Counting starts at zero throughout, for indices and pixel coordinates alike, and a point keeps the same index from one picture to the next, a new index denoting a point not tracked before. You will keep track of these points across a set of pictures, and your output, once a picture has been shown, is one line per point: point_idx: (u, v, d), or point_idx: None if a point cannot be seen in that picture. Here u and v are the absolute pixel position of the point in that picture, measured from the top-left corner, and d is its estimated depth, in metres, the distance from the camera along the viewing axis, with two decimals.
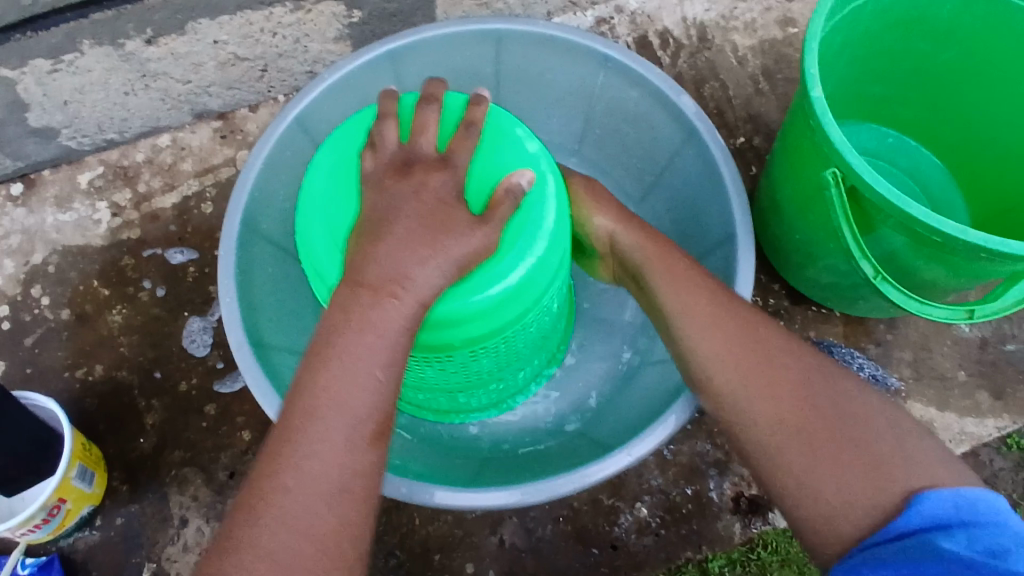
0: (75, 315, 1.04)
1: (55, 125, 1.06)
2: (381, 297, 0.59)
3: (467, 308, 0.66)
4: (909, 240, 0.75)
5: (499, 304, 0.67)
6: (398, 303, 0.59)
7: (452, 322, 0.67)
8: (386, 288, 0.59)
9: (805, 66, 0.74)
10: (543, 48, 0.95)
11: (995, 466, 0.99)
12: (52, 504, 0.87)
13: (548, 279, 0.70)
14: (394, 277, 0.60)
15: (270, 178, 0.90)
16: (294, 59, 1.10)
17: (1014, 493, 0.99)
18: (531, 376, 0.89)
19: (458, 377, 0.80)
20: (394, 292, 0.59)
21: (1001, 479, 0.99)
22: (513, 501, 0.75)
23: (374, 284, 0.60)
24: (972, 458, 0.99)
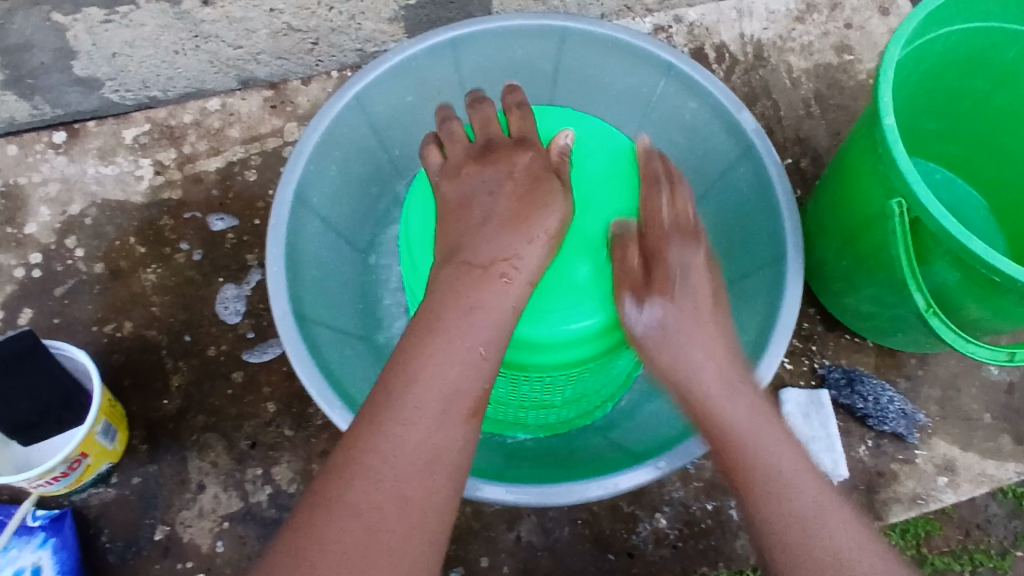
0: (109, 269, 1.03)
1: (101, 76, 1.06)
2: (493, 275, 0.63)
3: (546, 335, 0.69)
4: (963, 276, 0.75)
5: (578, 336, 0.69)
6: (508, 284, 0.63)
7: (539, 346, 0.70)
8: (499, 268, 0.63)
9: (879, 93, 0.74)
10: (605, 49, 0.95)
11: (989, 511, 0.99)
12: (74, 457, 0.86)
13: (616, 333, 0.72)
14: (507, 256, 0.64)
15: (325, 153, 0.90)
16: (348, 35, 1.09)
17: (1006, 539, 0.99)
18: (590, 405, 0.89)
19: (529, 392, 0.79)
20: (508, 272, 0.64)
21: (994, 525, 0.99)
22: (516, 499, 0.75)
23: (487, 264, 0.64)
24: (968, 502, 0.99)
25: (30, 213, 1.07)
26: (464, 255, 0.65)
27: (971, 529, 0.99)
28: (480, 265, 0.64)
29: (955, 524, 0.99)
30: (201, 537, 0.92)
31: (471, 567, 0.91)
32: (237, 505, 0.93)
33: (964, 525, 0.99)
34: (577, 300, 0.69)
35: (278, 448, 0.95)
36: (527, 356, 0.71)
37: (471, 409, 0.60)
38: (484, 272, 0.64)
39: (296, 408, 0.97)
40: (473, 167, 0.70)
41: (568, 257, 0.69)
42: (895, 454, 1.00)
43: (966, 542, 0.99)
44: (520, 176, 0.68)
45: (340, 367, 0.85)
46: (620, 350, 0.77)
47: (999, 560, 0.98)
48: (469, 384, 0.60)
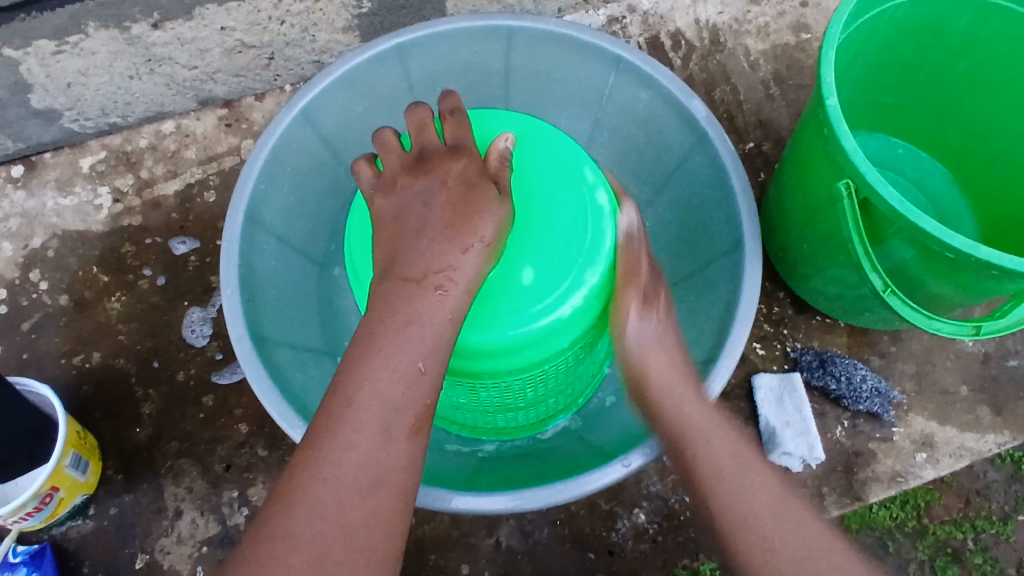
0: (74, 300, 1.03)
1: (58, 107, 1.05)
2: (429, 288, 0.62)
3: (493, 342, 0.67)
4: (919, 254, 0.75)
5: (527, 340, 0.68)
6: (444, 295, 0.62)
7: (488, 352, 0.68)
8: (434, 280, 0.63)
9: (821, 74, 0.73)
10: (553, 46, 0.94)
11: (988, 477, 0.99)
12: (45, 492, 0.86)
13: (572, 334, 0.70)
14: (440, 268, 0.63)
15: (274, 171, 0.89)
16: (302, 47, 1.08)
17: (1007, 504, 0.98)
18: (560, 404, 0.87)
19: (492, 399, 0.78)
20: (443, 284, 0.63)
21: (994, 491, 0.98)
22: (512, 505, 0.74)
23: (420, 277, 0.63)
24: (966, 470, 0.99)
25: None
26: (399, 269, 0.64)
27: (971, 496, 0.98)
28: (414, 278, 0.63)
29: (955, 492, 0.98)
30: (181, 563, 0.92)
31: None
32: (215, 529, 0.93)
33: (963, 493, 0.98)
34: (521, 305, 0.67)
35: (252, 469, 0.95)
36: (479, 362, 0.69)
37: (413, 424, 0.60)
38: (418, 284, 0.63)
39: (268, 428, 0.96)
40: (404, 177, 0.69)
41: (511, 261, 0.68)
42: (872, 433, 1.00)
43: (968, 510, 0.98)
44: (454, 182, 0.67)
45: (303, 385, 0.85)
46: (581, 345, 0.75)
47: (1001, 526, 0.97)
48: (410, 399, 0.60)
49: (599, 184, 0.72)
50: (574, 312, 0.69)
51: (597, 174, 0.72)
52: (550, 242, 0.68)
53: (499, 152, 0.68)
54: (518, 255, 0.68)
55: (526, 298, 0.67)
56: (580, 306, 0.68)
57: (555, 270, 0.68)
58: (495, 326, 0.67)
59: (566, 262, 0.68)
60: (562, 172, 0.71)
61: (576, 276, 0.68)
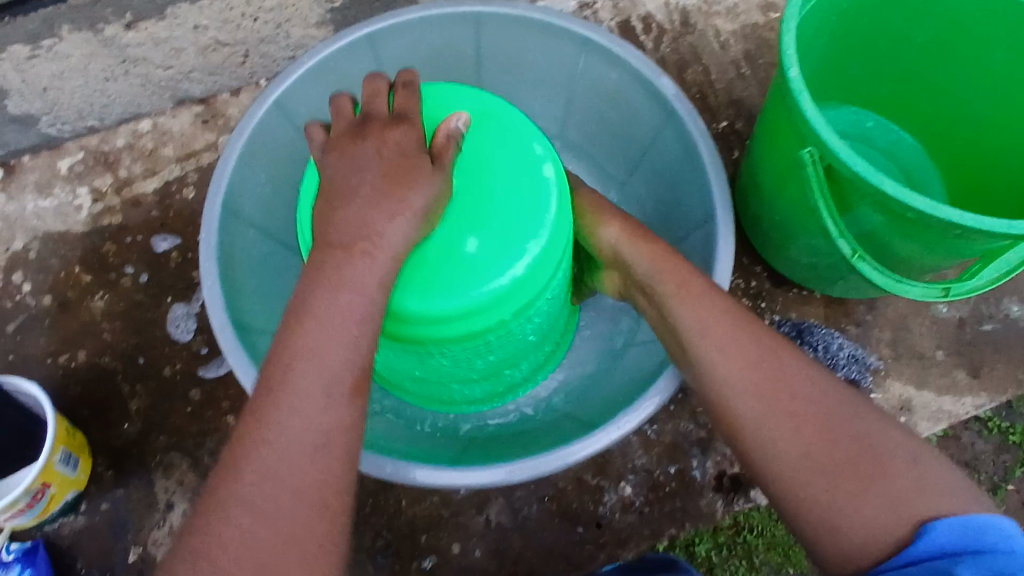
0: (57, 301, 1.04)
1: (35, 111, 1.06)
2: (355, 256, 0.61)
3: (433, 312, 0.66)
4: (885, 218, 0.77)
5: (468, 311, 0.66)
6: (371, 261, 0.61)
7: (427, 321, 0.66)
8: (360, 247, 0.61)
9: (783, 46, 0.75)
10: (523, 30, 0.96)
11: (976, 449, 1.03)
12: (37, 489, 0.86)
13: (515, 305, 0.68)
14: (367, 236, 0.61)
15: (249, 161, 0.90)
16: (276, 43, 1.09)
17: (997, 474, 1.02)
18: (517, 379, 0.87)
19: (450, 368, 0.77)
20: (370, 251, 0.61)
21: (983, 462, 1.02)
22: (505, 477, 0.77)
23: (347, 244, 0.61)
24: (955, 441, 1.03)
25: None
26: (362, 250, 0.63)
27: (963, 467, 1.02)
28: (342, 246, 0.62)
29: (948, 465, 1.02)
30: None
31: (443, 555, 0.92)
32: None
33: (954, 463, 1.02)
34: (462, 276, 0.65)
35: None
36: (420, 332, 0.68)
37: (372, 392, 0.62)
38: (346, 251, 0.61)
39: None
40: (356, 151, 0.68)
41: (450, 230, 0.66)
42: None
43: None
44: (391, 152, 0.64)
45: None
46: (528, 317, 0.73)
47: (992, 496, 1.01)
48: None
49: (549, 159, 0.69)
50: (515, 282, 0.66)
51: (548, 150, 0.70)
52: (494, 215, 0.67)
53: (450, 131, 0.67)
54: (460, 226, 0.66)
55: (468, 269, 0.65)
56: (524, 275, 0.66)
57: (497, 242, 0.66)
58: (433, 296, 0.66)
59: (509, 235, 0.66)
60: (512, 145, 0.69)
61: (519, 249, 0.66)
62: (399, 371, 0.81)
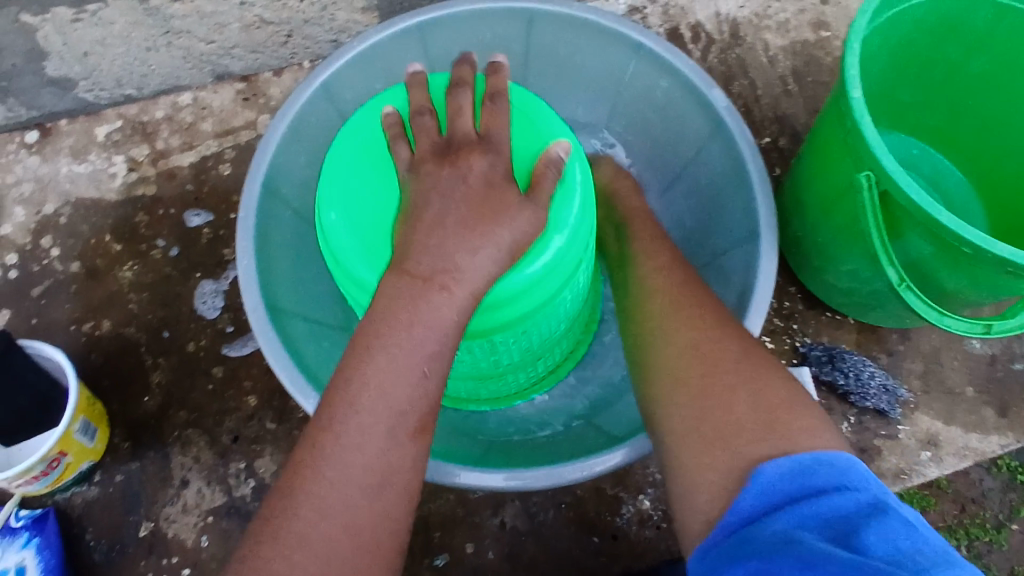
0: (85, 268, 1.03)
1: (73, 76, 1.05)
2: (423, 281, 0.62)
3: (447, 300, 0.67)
4: (935, 248, 0.75)
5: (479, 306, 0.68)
6: (440, 288, 0.61)
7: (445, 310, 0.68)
8: (439, 279, 0.61)
9: (846, 66, 0.73)
10: (575, 31, 0.94)
11: (983, 485, 1.00)
12: (53, 456, 0.86)
13: (559, 280, 0.71)
14: (443, 263, 0.62)
15: (292, 143, 0.89)
16: (320, 26, 1.08)
17: (1001, 513, 1.00)
18: (519, 380, 0.89)
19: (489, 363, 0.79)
20: (448, 284, 0.61)
21: (989, 499, 1.00)
22: (513, 483, 0.76)
23: (426, 275, 0.62)
24: (963, 477, 1.01)
25: (5, 214, 1.06)
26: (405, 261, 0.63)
27: (968, 504, 1.00)
28: (420, 274, 0.62)
29: (950, 499, 1.00)
30: (185, 533, 0.92)
31: (456, 554, 0.91)
32: (220, 500, 0.93)
33: (960, 500, 1.00)
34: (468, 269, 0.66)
35: (260, 442, 0.95)
36: (447, 320, 0.69)
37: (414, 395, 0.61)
38: (423, 280, 0.62)
39: (277, 402, 0.97)
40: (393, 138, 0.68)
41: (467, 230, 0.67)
42: (877, 429, 1.00)
43: (963, 517, 1.00)
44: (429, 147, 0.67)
45: (315, 358, 0.85)
46: (532, 325, 0.74)
47: (994, 534, 0.99)
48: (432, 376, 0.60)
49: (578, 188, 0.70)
50: (559, 255, 0.69)
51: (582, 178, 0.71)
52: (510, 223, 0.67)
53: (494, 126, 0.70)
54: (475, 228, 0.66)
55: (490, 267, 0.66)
56: (547, 266, 0.68)
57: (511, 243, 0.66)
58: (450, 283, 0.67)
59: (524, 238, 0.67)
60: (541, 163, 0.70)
61: (535, 250, 0.67)
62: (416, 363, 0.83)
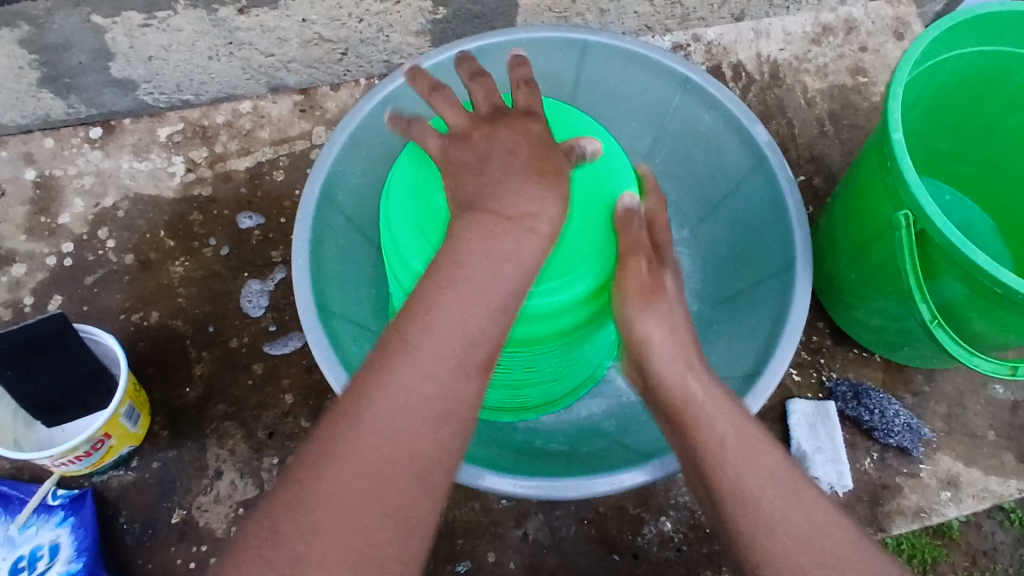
0: (139, 261, 1.07)
1: (136, 78, 1.10)
2: (520, 228, 0.67)
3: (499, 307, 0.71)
4: (968, 289, 0.77)
5: (518, 316, 0.71)
6: (535, 237, 0.67)
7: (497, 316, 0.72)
8: (524, 222, 0.67)
9: (889, 110, 0.77)
10: (625, 64, 0.99)
11: (995, 539, 1.00)
12: (98, 438, 0.89)
13: (599, 303, 0.74)
14: (529, 214, 0.67)
15: (351, 153, 0.93)
16: (375, 46, 1.13)
17: (1011, 567, 1.00)
18: (557, 391, 0.92)
19: (508, 377, 0.84)
20: (531, 226, 0.67)
21: (1000, 553, 1.00)
22: (541, 492, 0.78)
23: (513, 216, 0.67)
24: (975, 529, 1.01)
25: (65, 204, 1.11)
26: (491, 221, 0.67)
27: (978, 557, 1.00)
28: (509, 217, 0.67)
29: (962, 551, 1.00)
30: (216, 522, 0.95)
31: (478, 561, 0.93)
32: (252, 492, 0.96)
33: (972, 553, 1.00)
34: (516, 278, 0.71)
35: (294, 439, 0.98)
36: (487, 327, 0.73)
37: None
38: (512, 222, 0.67)
39: (314, 401, 1.00)
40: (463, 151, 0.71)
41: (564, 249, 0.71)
42: (899, 467, 1.01)
43: (973, 569, 1.00)
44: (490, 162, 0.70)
45: (358, 357, 0.89)
46: (568, 344, 0.78)
47: None
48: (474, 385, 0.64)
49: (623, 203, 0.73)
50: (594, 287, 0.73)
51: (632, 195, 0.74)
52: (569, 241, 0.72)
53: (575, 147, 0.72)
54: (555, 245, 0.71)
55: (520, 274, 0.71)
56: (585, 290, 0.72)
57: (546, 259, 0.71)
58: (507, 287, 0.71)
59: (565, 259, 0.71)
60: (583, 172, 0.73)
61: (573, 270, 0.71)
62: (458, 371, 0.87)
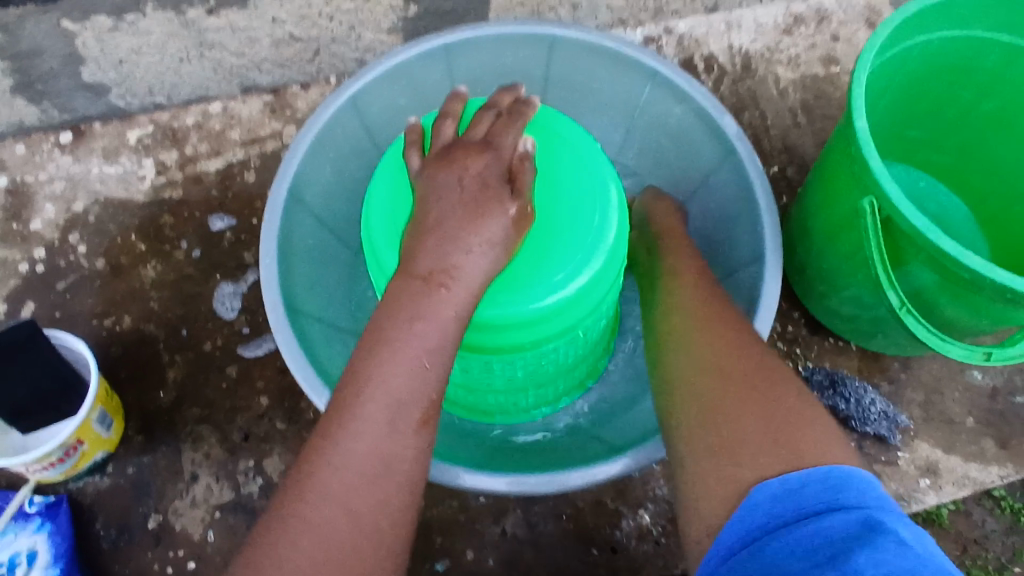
0: (110, 265, 1.06)
1: (107, 81, 1.13)
2: (432, 286, 0.66)
3: (496, 313, 0.72)
4: (936, 275, 0.77)
5: (511, 322, 0.72)
6: (446, 292, 0.66)
7: (490, 323, 0.72)
8: (437, 278, 0.66)
9: (853, 97, 0.77)
10: (594, 57, 0.98)
11: (986, 527, 1.03)
12: (70, 444, 0.88)
13: (585, 309, 0.75)
14: (443, 267, 0.67)
15: (319, 152, 0.93)
16: (347, 44, 1.15)
17: (1004, 555, 1.02)
18: (552, 395, 0.91)
19: (498, 383, 0.84)
20: (444, 282, 0.66)
21: (991, 540, 1.03)
22: (516, 488, 0.77)
23: (426, 275, 0.66)
24: (965, 517, 1.03)
25: (35, 210, 1.10)
26: (409, 267, 0.68)
27: (968, 544, 1.03)
28: (421, 275, 0.67)
29: (952, 538, 1.03)
30: (193, 526, 0.94)
31: (457, 559, 0.92)
32: (228, 495, 0.95)
33: (962, 540, 1.03)
34: (514, 286, 0.72)
35: (270, 441, 0.97)
36: (480, 333, 0.73)
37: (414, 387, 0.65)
38: (424, 283, 0.66)
39: (288, 402, 0.99)
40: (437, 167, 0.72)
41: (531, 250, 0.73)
42: (878, 455, 1.01)
43: (965, 557, 1.02)
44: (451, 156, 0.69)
45: (329, 358, 0.88)
46: (555, 348, 0.78)
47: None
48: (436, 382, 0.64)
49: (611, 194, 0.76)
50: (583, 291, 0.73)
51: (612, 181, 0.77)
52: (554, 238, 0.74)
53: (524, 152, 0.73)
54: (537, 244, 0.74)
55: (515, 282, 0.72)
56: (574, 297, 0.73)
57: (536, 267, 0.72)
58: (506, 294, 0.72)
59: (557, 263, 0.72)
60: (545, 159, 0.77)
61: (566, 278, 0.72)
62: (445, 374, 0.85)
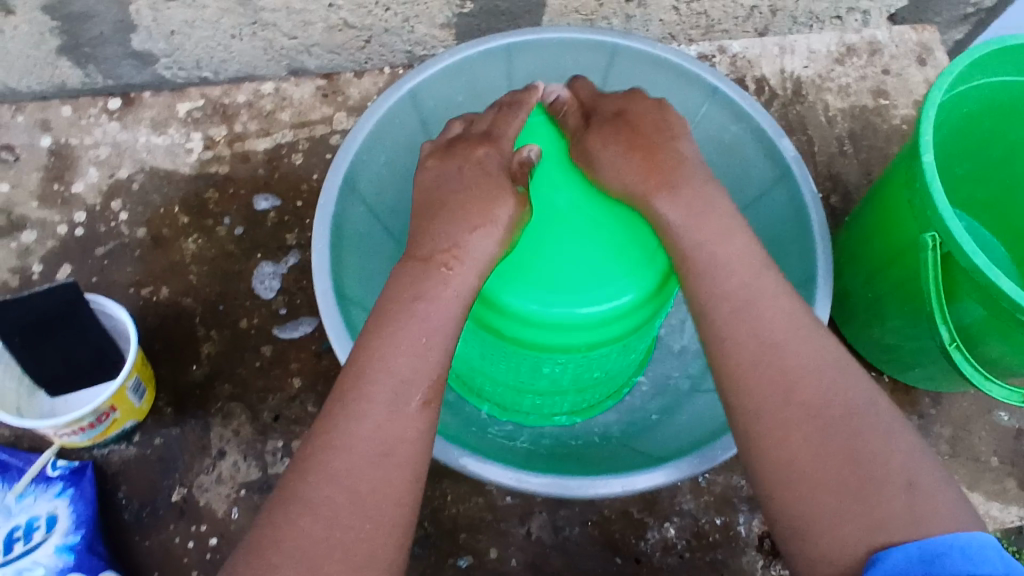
0: (151, 236, 1.06)
1: (156, 52, 1.08)
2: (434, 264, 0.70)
3: (534, 310, 0.74)
4: (989, 313, 0.77)
5: (549, 322, 0.74)
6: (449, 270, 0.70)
7: (528, 318, 0.74)
8: (441, 258, 0.70)
9: (921, 131, 0.77)
10: (654, 69, 0.99)
11: None
12: (103, 411, 0.88)
13: (626, 324, 0.77)
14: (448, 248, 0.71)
15: (376, 140, 0.93)
16: (399, 36, 1.13)
17: None
18: (585, 400, 0.93)
19: (531, 382, 0.86)
20: (449, 261, 0.70)
21: None
22: (553, 490, 0.76)
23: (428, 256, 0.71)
24: None
25: (79, 173, 1.09)
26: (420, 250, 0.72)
27: None
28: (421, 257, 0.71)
29: None
30: (218, 502, 0.94)
31: (480, 557, 0.92)
32: (255, 474, 0.95)
33: None
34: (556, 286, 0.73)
35: (300, 423, 0.97)
36: (516, 326, 0.75)
37: None
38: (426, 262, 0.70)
39: (321, 386, 0.99)
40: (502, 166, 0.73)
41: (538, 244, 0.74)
42: None
43: None
44: None
45: None
46: (591, 356, 0.80)
47: None
48: None
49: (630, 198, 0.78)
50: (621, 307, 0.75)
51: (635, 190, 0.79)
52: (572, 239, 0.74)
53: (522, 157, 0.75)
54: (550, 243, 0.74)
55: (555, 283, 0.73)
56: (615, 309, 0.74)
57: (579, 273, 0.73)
58: (542, 290, 0.73)
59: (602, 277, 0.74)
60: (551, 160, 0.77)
61: (609, 288, 0.74)
62: (478, 365, 0.87)
